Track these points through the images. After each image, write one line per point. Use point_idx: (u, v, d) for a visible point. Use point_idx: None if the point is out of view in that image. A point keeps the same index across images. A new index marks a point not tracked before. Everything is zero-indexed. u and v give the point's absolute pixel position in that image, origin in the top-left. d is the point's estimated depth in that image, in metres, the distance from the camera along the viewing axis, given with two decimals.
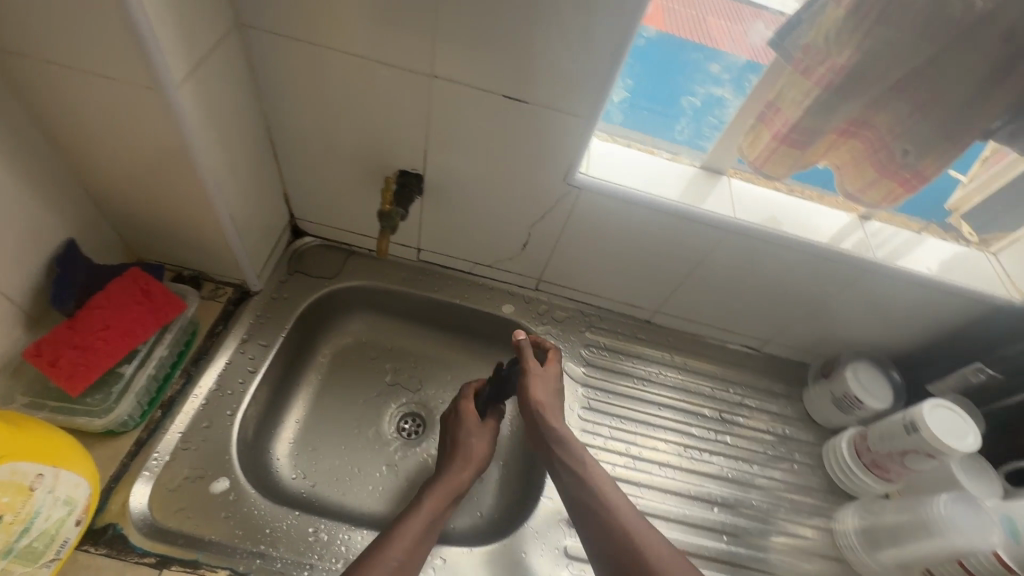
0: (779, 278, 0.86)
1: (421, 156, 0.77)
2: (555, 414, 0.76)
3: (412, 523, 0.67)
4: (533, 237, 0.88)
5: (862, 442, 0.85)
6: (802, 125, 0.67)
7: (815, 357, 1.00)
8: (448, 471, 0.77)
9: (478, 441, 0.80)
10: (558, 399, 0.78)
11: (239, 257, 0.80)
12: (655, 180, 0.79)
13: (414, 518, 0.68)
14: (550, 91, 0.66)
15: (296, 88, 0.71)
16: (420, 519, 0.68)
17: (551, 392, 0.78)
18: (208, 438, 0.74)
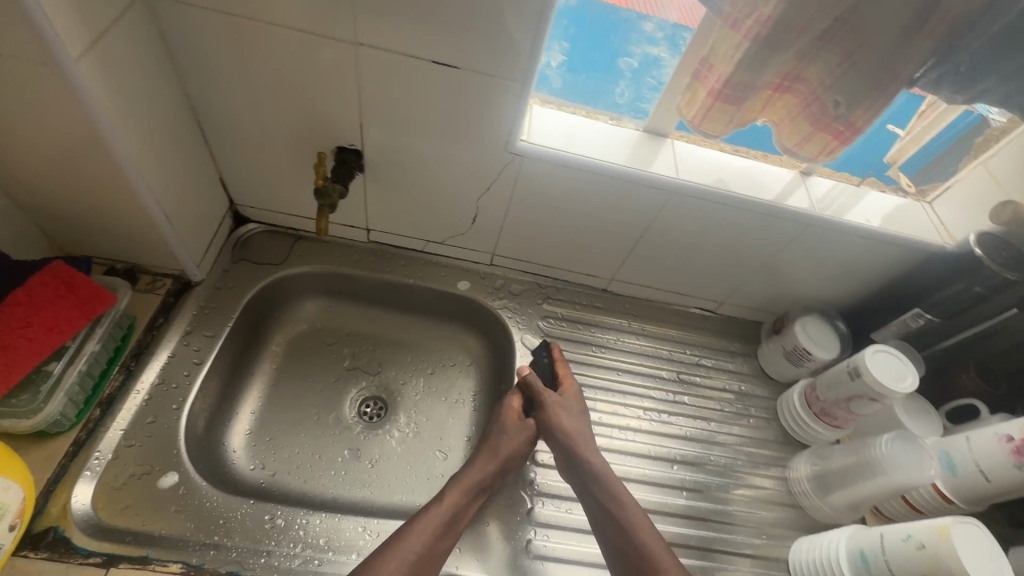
0: (728, 238, 0.87)
1: (357, 131, 0.75)
2: (584, 441, 0.77)
3: (430, 521, 0.67)
4: (481, 210, 0.87)
5: (811, 391, 0.88)
6: (734, 80, 0.67)
7: (767, 315, 1.03)
8: (471, 460, 0.76)
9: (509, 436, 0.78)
10: (582, 421, 0.80)
11: (174, 246, 0.77)
12: (598, 145, 0.79)
13: (432, 512, 0.68)
14: (481, 56, 0.64)
15: (217, 63, 0.68)
16: (439, 517, 0.68)
17: (575, 420, 0.80)
18: (154, 432, 0.71)
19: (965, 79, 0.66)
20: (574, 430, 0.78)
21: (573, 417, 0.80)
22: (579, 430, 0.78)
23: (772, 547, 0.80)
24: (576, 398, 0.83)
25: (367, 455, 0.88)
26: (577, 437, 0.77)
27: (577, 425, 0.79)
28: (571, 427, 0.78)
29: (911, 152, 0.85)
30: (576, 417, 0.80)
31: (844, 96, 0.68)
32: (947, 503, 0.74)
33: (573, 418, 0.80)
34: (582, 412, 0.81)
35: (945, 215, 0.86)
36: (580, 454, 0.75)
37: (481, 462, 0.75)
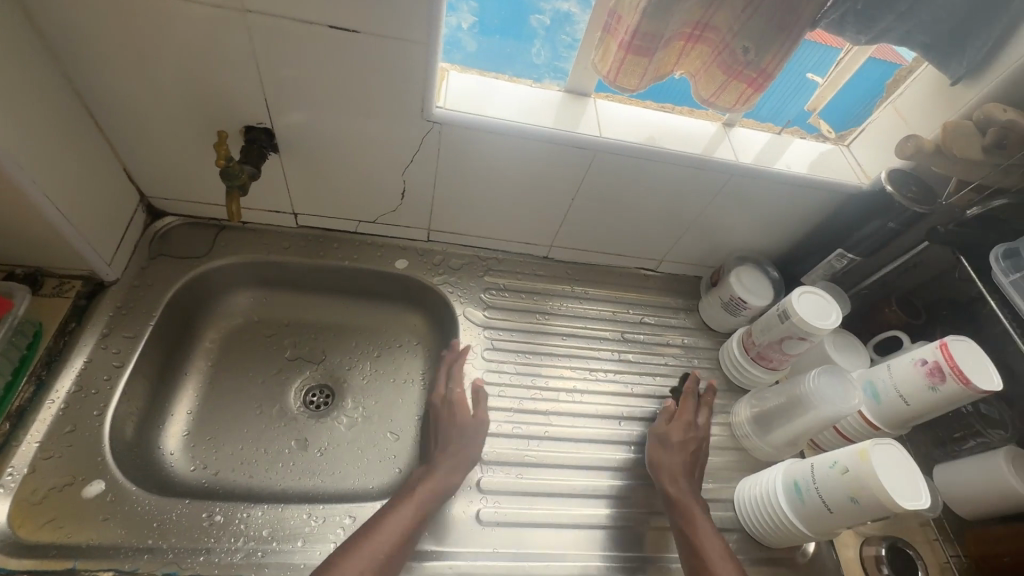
0: (659, 194, 0.88)
1: (263, 107, 0.71)
2: (681, 478, 0.76)
3: (397, 523, 0.66)
4: (409, 184, 0.84)
5: (748, 337, 0.90)
6: (642, 30, 0.65)
7: (706, 269, 1.05)
8: (432, 468, 0.73)
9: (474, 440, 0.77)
10: (686, 457, 0.79)
11: (77, 245, 0.72)
12: (519, 107, 0.77)
13: (400, 513, 0.67)
14: (381, 18, 0.62)
15: (94, 42, 0.63)
16: (405, 518, 0.67)
17: (686, 460, 0.78)
18: (74, 442, 0.68)
19: (864, 17, 0.67)
20: (679, 470, 0.77)
21: (682, 458, 0.78)
22: (685, 468, 0.77)
23: (720, 489, 0.83)
24: (693, 433, 0.81)
25: (315, 444, 0.86)
26: (675, 475, 0.76)
27: (679, 464, 0.78)
28: (668, 464, 0.77)
29: (829, 97, 0.87)
30: (681, 456, 0.78)
31: (751, 42, 0.68)
32: (873, 429, 0.78)
33: (682, 459, 0.78)
34: (689, 446, 0.80)
35: (861, 156, 0.88)
36: (677, 492, 0.75)
37: (449, 464, 0.74)
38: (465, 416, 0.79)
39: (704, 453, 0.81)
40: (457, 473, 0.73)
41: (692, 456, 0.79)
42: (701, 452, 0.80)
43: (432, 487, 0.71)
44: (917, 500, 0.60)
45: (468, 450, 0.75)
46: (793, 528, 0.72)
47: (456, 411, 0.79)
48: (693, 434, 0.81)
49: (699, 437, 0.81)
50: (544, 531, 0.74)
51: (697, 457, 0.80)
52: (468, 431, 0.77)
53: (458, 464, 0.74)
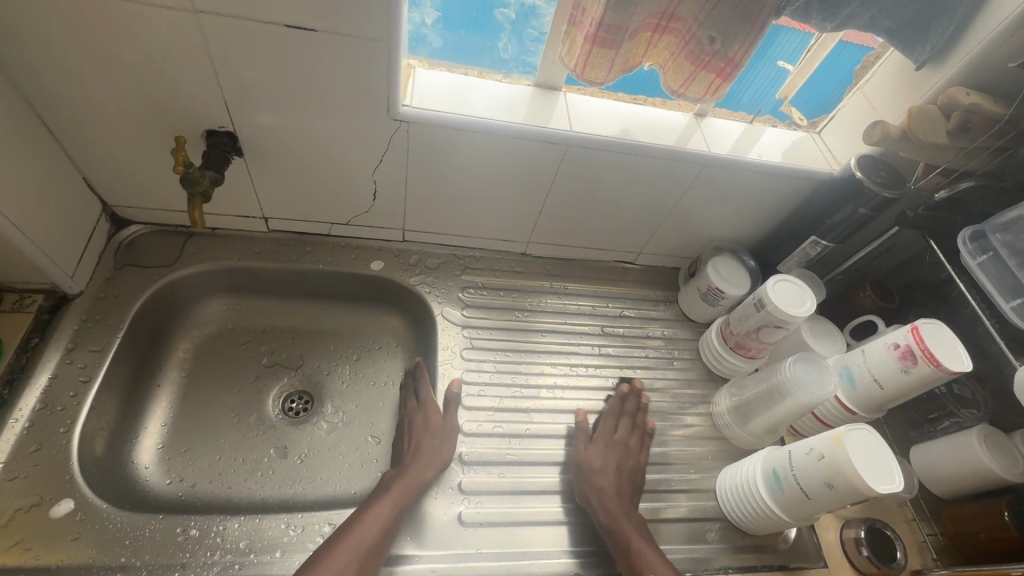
0: (633, 187, 0.87)
1: (225, 110, 0.69)
2: (609, 495, 0.74)
3: (372, 522, 0.66)
4: (380, 185, 0.83)
5: (725, 328, 0.91)
6: (607, 23, 0.64)
7: (684, 260, 1.05)
8: (408, 467, 0.74)
9: (446, 442, 0.77)
10: (612, 470, 0.77)
11: (35, 258, 0.69)
12: (488, 103, 0.76)
13: (375, 515, 0.67)
14: (340, 16, 0.60)
15: (40, 47, 0.60)
16: (382, 515, 0.67)
17: (616, 480, 0.76)
18: (40, 460, 0.66)
19: (829, 4, 0.67)
20: (610, 492, 0.74)
21: (613, 478, 0.76)
22: (615, 490, 0.75)
23: (704, 479, 0.83)
24: (618, 448, 0.80)
25: (295, 451, 0.85)
26: (606, 499, 0.74)
27: (610, 486, 0.75)
28: (598, 487, 0.75)
29: (800, 83, 0.87)
30: (611, 477, 0.76)
31: (717, 31, 0.68)
32: (850, 414, 0.79)
33: (611, 479, 0.76)
34: (612, 458, 0.78)
35: (832, 143, 0.88)
36: (612, 518, 0.72)
37: (421, 466, 0.74)
38: (436, 419, 0.79)
39: (639, 467, 0.79)
40: (429, 470, 0.74)
41: (624, 473, 0.78)
42: (631, 468, 0.79)
43: (408, 490, 0.71)
44: (891, 483, 0.61)
45: (441, 448, 0.76)
46: (775, 517, 0.72)
47: (429, 415, 0.80)
48: (616, 450, 0.80)
49: (629, 452, 0.80)
50: (526, 528, 0.74)
51: (625, 466, 0.78)
52: (437, 431, 0.78)
53: (431, 463, 0.75)
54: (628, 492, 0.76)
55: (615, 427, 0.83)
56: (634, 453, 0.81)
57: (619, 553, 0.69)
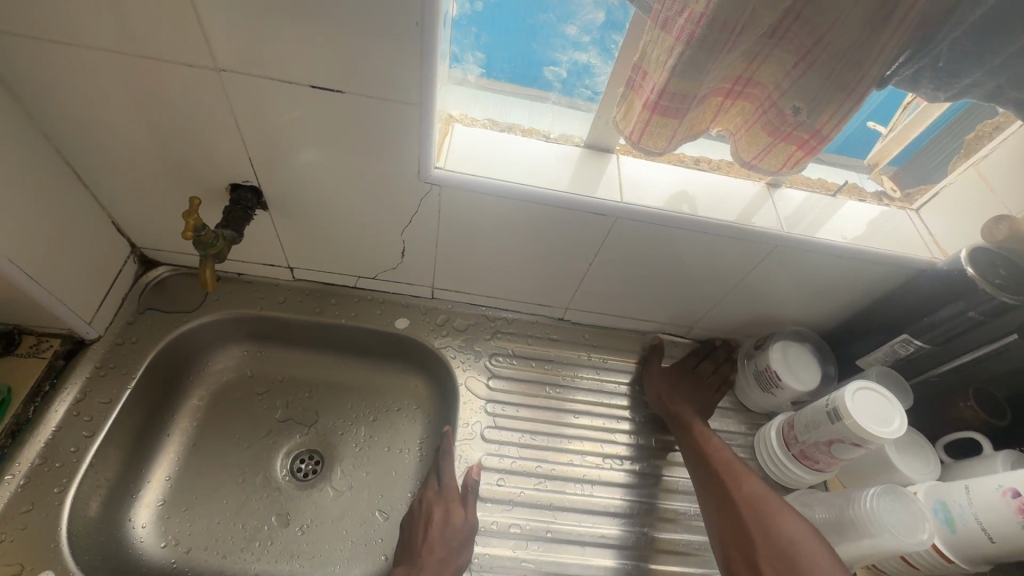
0: (690, 261, 0.77)
1: (249, 166, 0.66)
2: (680, 397, 0.83)
3: None
4: (409, 244, 0.77)
5: (788, 430, 0.78)
6: (671, 90, 0.55)
7: (744, 338, 0.93)
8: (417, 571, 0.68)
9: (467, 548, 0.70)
10: (682, 381, 0.86)
11: (51, 307, 0.67)
12: (530, 167, 0.69)
13: None
14: (368, 77, 0.55)
15: (65, 97, 0.58)
16: None
17: (692, 391, 0.85)
18: (29, 524, 0.63)
19: (945, 75, 0.55)
20: (684, 398, 0.84)
21: (687, 390, 0.85)
22: (685, 397, 0.84)
23: None
24: (694, 375, 0.88)
25: (297, 520, 0.79)
26: (676, 397, 0.83)
27: (681, 392, 0.85)
28: (672, 392, 0.84)
29: (895, 152, 0.77)
30: (683, 388, 0.85)
31: (803, 101, 0.57)
32: (945, 561, 0.64)
33: (683, 390, 0.85)
34: (683, 373, 0.87)
35: (934, 225, 0.76)
36: (681, 409, 0.82)
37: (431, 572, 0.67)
38: (457, 513, 0.72)
39: (713, 399, 0.86)
40: None
41: (700, 390, 0.86)
42: (705, 393, 0.86)
43: None
44: None
45: (456, 554, 0.69)
46: None
47: (450, 508, 0.72)
48: (696, 377, 0.87)
49: (706, 385, 0.87)
50: None
51: (699, 389, 0.86)
52: (452, 531, 0.70)
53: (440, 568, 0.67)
54: (701, 405, 0.85)
55: (699, 364, 0.89)
56: (710, 390, 0.87)
57: (684, 437, 0.80)
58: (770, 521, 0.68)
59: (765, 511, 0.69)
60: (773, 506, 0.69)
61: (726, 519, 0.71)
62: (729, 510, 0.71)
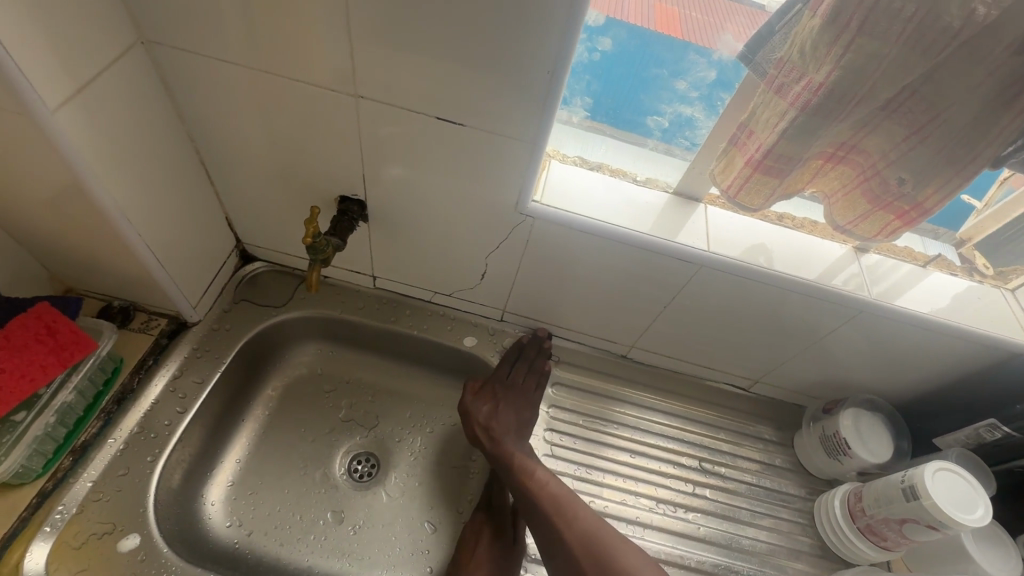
0: (767, 316, 0.77)
1: (360, 181, 0.71)
2: (500, 430, 0.81)
3: None
4: (491, 268, 0.80)
5: (856, 502, 0.77)
6: (777, 151, 0.57)
7: (812, 400, 0.91)
8: None
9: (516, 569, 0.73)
10: (499, 408, 0.84)
11: (169, 290, 0.74)
12: (621, 209, 0.71)
13: None
14: (490, 115, 0.58)
15: (215, 107, 0.64)
16: None
17: (510, 410, 0.84)
18: (123, 487, 0.68)
19: None
20: (505, 429, 0.82)
21: (505, 414, 0.83)
22: (503, 426, 0.82)
23: None
24: (511, 389, 0.86)
25: (349, 519, 0.81)
26: (494, 429, 0.81)
27: (499, 420, 0.83)
28: (493, 423, 0.82)
29: (991, 231, 0.70)
30: (501, 413, 0.83)
31: (909, 174, 0.57)
32: None
33: (500, 415, 0.83)
34: (500, 394, 0.85)
35: None
36: (501, 445, 0.80)
37: None
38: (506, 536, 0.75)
39: (533, 402, 0.86)
40: None
41: (517, 405, 0.85)
42: (524, 406, 0.85)
43: None
44: None
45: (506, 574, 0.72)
46: None
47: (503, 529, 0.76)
48: (512, 391, 0.86)
49: (523, 392, 0.86)
50: None
51: (519, 406, 0.85)
52: (503, 551, 0.73)
53: None
54: (522, 421, 0.84)
55: (511, 371, 0.87)
56: (528, 395, 0.86)
57: (505, 473, 0.77)
58: (610, 558, 0.66)
59: (603, 550, 0.67)
60: (605, 540, 0.68)
61: (561, 563, 0.68)
62: (562, 552, 0.68)
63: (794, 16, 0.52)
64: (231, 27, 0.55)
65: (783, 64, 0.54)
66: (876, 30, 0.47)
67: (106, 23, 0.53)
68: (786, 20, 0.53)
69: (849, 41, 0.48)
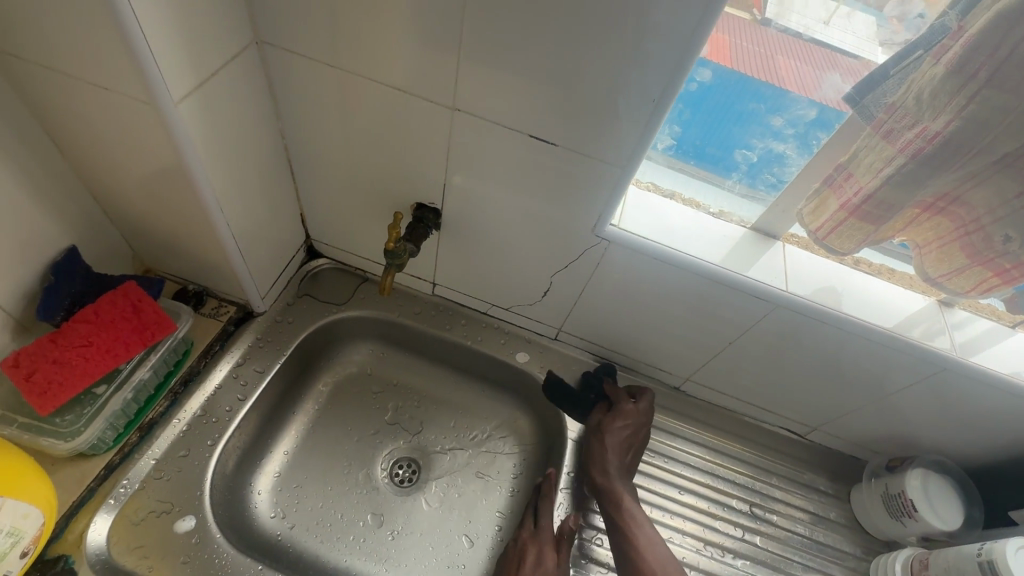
0: (839, 363, 0.74)
1: (439, 190, 0.72)
2: (616, 465, 0.79)
3: None
4: (555, 286, 0.80)
5: (920, 569, 0.73)
6: (878, 197, 0.56)
7: (872, 454, 0.87)
8: None
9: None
10: (623, 440, 0.81)
11: (244, 280, 0.76)
12: (697, 239, 0.70)
13: None
14: (584, 137, 0.59)
15: (311, 109, 0.66)
16: None
17: (630, 440, 0.82)
18: (183, 468, 0.69)
19: None
20: (620, 459, 0.80)
21: (623, 448, 0.81)
22: (621, 460, 0.80)
23: None
24: (633, 422, 0.82)
25: (389, 524, 0.81)
26: (613, 462, 0.79)
27: (619, 452, 0.80)
28: (614, 455, 0.80)
29: None
30: (623, 447, 0.81)
31: (1019, 233, 0.53)
32: None
33: (620, 448, 0.80)
34: (626, 427, 0.82)
35: None
36: (613, 481, 0.77)
37: None
38: (552, 558, 0.73)
39: (644, 437, 0.84)
40: None
41: (638, 436, 0.83)
42: (639, 440, 0.83)
43: None
44: None
45: None
46: None
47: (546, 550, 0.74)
48: (633, 423, 0.82)
49: (640, 426, 0.83)
50: None
51: (636, 443, 0.82)
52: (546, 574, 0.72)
53: None
54: (633, 451, 0.82)
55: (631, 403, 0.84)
56: (644, 430, 0.83)
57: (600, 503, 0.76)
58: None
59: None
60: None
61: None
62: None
63: (913, 62, 0.51)
64: (342, 34, 0.57)
65: (895, 110, 0.53)
66: (1005, 83, 0.45)
67: (229, 22, 0.55)
68: (901, 65, 0.52)
69: (974, 92, 0.47)
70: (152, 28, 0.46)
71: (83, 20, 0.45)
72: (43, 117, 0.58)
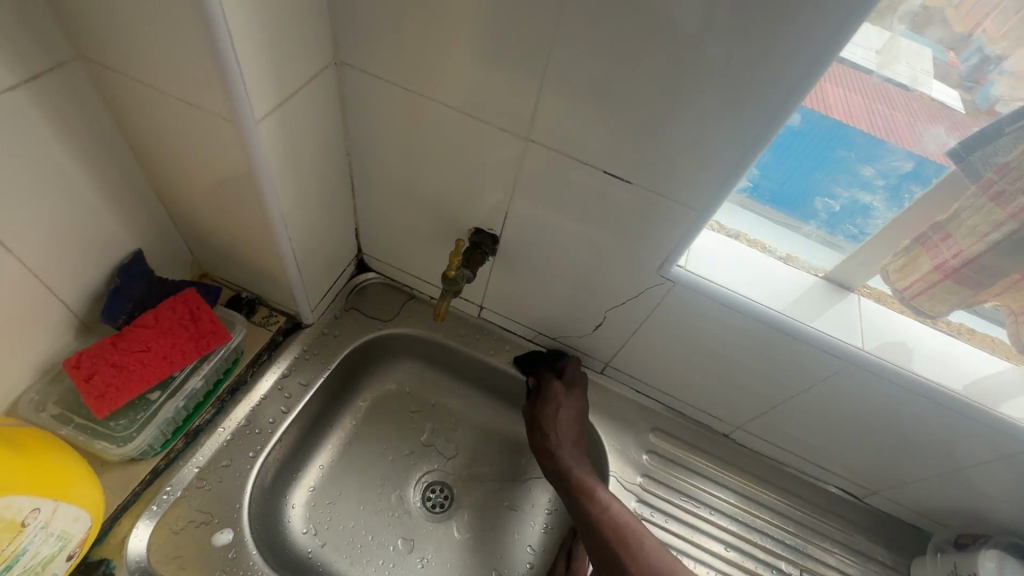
0: (914, 430, 0.69)
1: (500, 217, 0.70)
2: (562, 449, 0.77)
3: None
4: (608, 320, 0.77)
5: None
6: (981, 262, 0.57)
7: (937, 526, 0.81)
8: None
9: None
10: (562, 424, 0.79)
11: (297, 292, 0.76)
12: (766, 287, 0.67)
13: None
14: (660, 176, 0.56)
15: (380, 129, 0.66)
16: None
17: (568, 419, 0.80)
18: (224, 478, 0.69)
19: None
20: (564, 441, 0.78)
21: (565, 430, 0.79)
22: (567, 444, 0.78)
23: None
24: (566, 402, 0.81)
25: (419, 551, 0.79)
26: (557, 446, 0.78)
27: (560, 436, 0.78)
28: (557, 441, 0.78)
29: None
30: (564, 428, 0.79)
31: None
32: None
33: (560, 431, 0.79)
34: (561, 409, 0.80)
35: None
36: (562, 464, 0.76)
37: None
38: None
39: (584, 411, 0.82)
40: None
41: (575, 411, 0.81)
42: (579, 417, 0.81)
43: None
44: None
45: None
46: None
47: None
48: (566, 403, 0.81)
49: (574, 402, 0.81)
50: None
51: (580, 423, 0.81)
52: None
53: None
54: (579, 430, 0.81)
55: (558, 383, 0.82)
56: (580, 406, 0.82)
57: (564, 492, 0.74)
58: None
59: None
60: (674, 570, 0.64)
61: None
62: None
63: None
64: (421, 59, 0.57)
65: (1008, 170, 0.52)
66: None
67: (313, 44, 0.55)
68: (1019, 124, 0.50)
69: None
70: (243, 49, 0.46)
71: (179, 39, 0.45)
72: (126, 126, 0.59)
